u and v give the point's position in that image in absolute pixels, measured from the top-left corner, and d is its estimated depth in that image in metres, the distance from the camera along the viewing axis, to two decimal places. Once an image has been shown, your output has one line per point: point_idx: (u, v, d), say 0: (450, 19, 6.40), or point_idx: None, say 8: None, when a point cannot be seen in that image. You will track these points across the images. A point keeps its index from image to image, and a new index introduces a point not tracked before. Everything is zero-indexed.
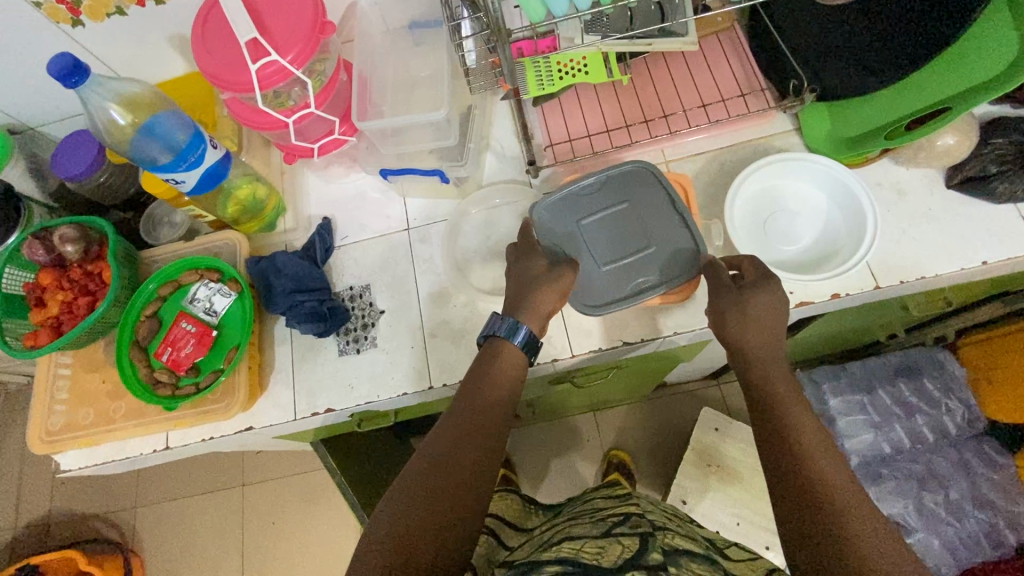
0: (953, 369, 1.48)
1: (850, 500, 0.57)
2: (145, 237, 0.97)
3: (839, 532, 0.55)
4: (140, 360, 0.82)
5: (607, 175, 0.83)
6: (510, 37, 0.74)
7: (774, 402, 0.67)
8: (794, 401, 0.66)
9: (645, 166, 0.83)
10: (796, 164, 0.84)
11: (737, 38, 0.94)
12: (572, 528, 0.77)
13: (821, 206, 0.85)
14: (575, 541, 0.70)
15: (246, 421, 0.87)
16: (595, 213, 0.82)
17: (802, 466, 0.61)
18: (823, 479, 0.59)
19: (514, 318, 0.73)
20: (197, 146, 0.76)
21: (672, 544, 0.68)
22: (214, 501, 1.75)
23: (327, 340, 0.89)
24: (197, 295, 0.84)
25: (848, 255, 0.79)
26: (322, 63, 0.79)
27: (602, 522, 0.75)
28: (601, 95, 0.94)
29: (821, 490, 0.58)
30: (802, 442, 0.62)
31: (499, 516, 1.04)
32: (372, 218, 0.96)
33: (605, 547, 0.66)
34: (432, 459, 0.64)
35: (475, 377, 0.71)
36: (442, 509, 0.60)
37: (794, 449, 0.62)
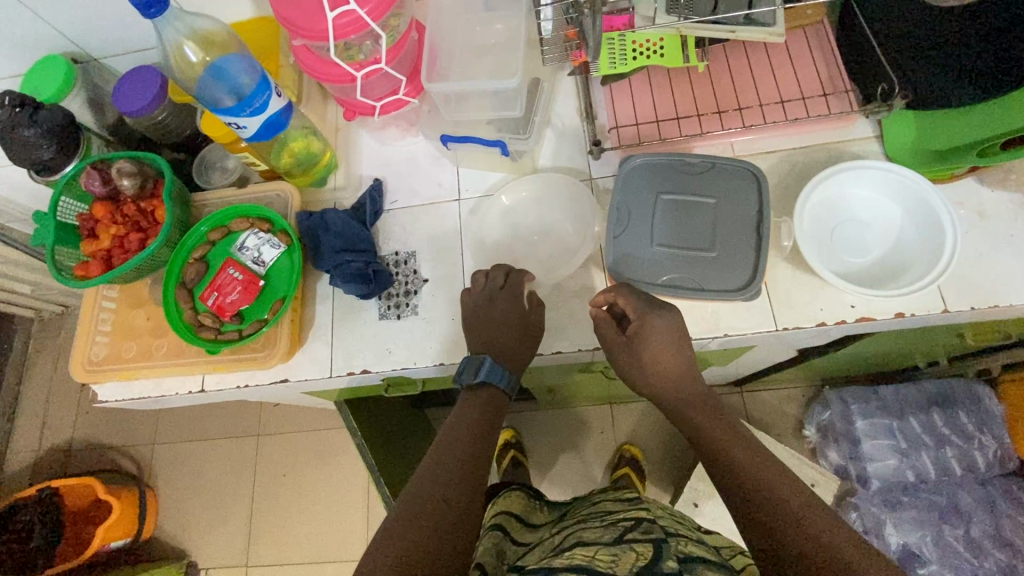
0: (991, 406, 1.44)
1: (806, 513, 0.57)
2: (197, 180, 0.98)
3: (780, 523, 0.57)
4: (185, 302, 0.83)
5: (714, 164, 0.77)
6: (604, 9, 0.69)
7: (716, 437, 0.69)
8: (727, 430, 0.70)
9: (748, 168, 0.76)
10: (887, 175, 0.80)
11: (825, 35, 0.89)
12: (583, 532, 0.73)
13: (897, 220, 0.81)
14: (588, 547, 0.65)
15: (283, 373, 0.87)
16: (675, 191, 0.77)
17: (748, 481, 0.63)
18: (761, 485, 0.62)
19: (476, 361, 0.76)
20: (262, 93, 0.76)
21: (687, 552, 0.63)
22: (229, 448, 1.79)
23: (369, 303, 0.89)
24: (246, 244, 0.84)
25: (916, 278, 0.76)
26: (397, 19, 0.75)
27: (614, 527, 0.71)
28: (673, 80, 0.90)
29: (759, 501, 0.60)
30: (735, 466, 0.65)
31: (506, 512, 0.93)
32: (422, 185, 0.95)
33: (619, 555, 0.61)
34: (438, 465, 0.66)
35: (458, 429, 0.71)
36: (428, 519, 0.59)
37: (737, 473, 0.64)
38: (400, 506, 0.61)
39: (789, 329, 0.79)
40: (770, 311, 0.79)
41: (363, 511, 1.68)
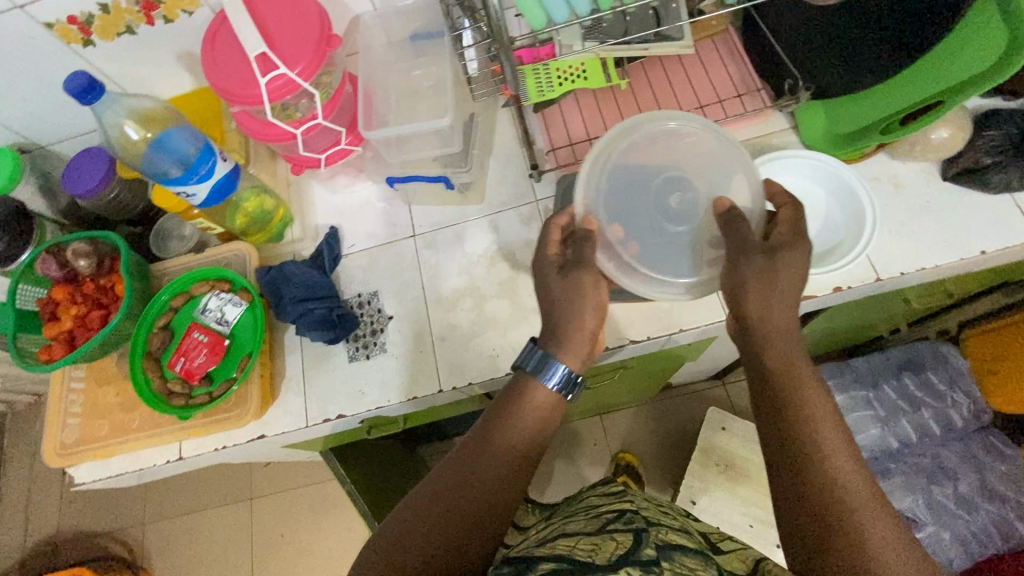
0: (957, 363, 1.49)
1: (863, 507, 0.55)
2: (155, 251, 0.99)
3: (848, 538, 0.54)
4: (153, 372, 0.83)
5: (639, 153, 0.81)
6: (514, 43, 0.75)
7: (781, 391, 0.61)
8: (812, 393, 0.60)
9: None
10: (807, 164, 0.86)
11: (733, 40, 0.95)
12: (567, 525, 0.73)
13: (822, 202, 0.86)
14: (570, 538, 0.66)
15: (259, 429, 0.88)
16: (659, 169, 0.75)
17: (818, 470, 0.57)
18: (828, 487, 0.56)
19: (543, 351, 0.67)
20: (208, 159, 0.78)
21: (666, 540, 0.64)
22: (224, 515, 1.75)
23: (337, 347, 0.90)
24: (209, 306, 0.86)
25: (845, 253, 0.81)
26: (329, 75, 0.79)
27: (597, 517, 0.71)
28: (600, 100, 0.96)
29: (824, 505, 0.55)
30: (803, 451, 0.58)
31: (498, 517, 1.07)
32: (377, 226, 0.98)
33: (599, 544, 0.62)
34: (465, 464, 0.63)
35: (445, 478, 0.62)
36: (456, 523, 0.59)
37: (803, 457, 0.58)
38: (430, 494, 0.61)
39: (737, 316, 0.84)
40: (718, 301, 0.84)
41: None
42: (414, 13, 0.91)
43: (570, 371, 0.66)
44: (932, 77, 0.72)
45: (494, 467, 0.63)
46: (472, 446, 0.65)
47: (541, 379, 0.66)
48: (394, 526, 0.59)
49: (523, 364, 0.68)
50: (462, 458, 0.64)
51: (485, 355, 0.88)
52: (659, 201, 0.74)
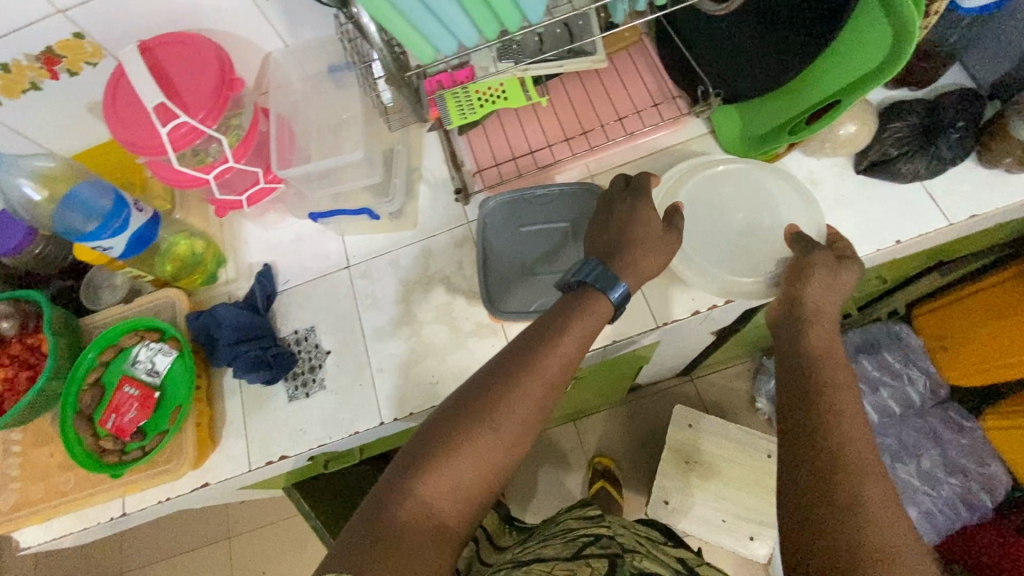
0: (910, 341, 1.52)
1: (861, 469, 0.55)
2: (86, 303, 0.97)
3: (850, 501, 0.53)
4: (84, 431, 0.82)
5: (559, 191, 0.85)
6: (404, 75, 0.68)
7: (805, 365, 0.66)
8: (838, 372, 0.64)
9: (587, 191, 0.84)
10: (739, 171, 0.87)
11: (648, 50, 0.97)
12: (543, 547, 0.73)
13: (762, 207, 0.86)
14: (545, 563, 0.67)
15: (201, 477, 0.86)
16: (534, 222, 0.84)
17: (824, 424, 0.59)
18: (839, 445, 0.57)
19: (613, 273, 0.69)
20: (120, 211, 0.77)
21: (641, 567, 0.66)
22: (202, 558, 1.71)
23: (276, 387, 0.90)
24: (138, 357, 0.84)
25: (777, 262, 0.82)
26: (238, 117, 0.79)
27: (574, 542, 0.72)
28: (523, 118, 0.97)
29: (830, 460, 0.56)
30: (826, 411, 0.60)
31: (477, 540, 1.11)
32: (311, 260, 0.97)
33: (575, 569, 0.64)
34: (497, 384, 0.62)
35: (473, 408, 0.60)
36: (486, 442, 0.59)
37: (820, 416, 0.60)
38: (460, 411, 0.60)
39: (669, 323, 0.84)
40: (648, 309, 0.84)
41: None
42: (328, 45, 0.91)
43: (627, 289, 0.69)
44: (830, 78, 0.74)
45: (526, 413, 0.61)
46: (504, 377, 0.62)
47: (605, 293, 0.68)
48: (417, 446, 0.59)
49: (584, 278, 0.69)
50: (492, 387, 0.62)
51: (425, 382, 0.87)
52: (524, 249, 0.83)
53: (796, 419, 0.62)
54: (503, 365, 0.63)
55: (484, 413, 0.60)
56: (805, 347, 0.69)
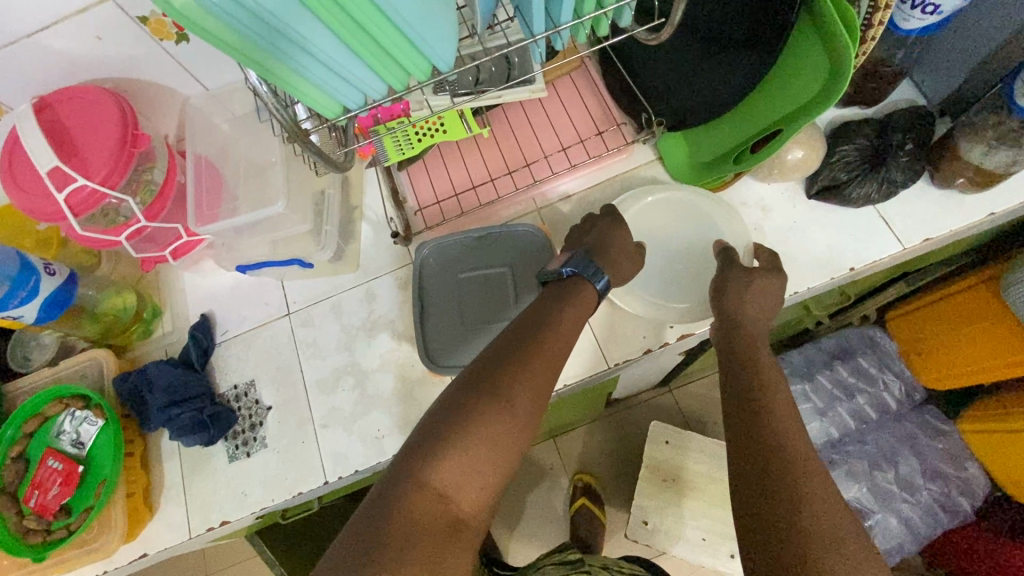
0: (885, 345, 1.50)
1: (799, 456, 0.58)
2: (14, 366, 0.92)
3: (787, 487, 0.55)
4: (8, 508, 0.76)
5: (496, 234, 0.83)
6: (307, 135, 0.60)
7: (740, 358, 0.69)
8: (767, 369, 0.67)
9: (526, 231, 0.83)
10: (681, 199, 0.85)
11: (591, 75, 0.93)
12: None
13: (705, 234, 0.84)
14: None
15: (139, 548, 0.82)
16: (472, 267, 0.83)
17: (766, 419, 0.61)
18: (780, 440, 0.59)
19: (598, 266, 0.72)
20: (28, 278, 0.73)
21: None
22: None
23: (216, 447, 0.85)
24: (63, 428, 0.79)
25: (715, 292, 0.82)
26: (150, 171, 0.74)
27: None
28: (465, 151, 0.93)
29: (769, 450, 0.58)
30: (768, 406, 0.63)
31: None
32: (250, 308, 0.92)
33: None
34: (506, 365, 0.59)
35: (483, 387, 0.57)
36: (505, 422, 0.56)
37: (761, 412, 0.62)
38: (471, 391, 0.57)
39: (621, 364, 0.82)
40: (600, 351, 0.82)
41: None
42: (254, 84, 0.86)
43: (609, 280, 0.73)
44: (774, 102, 0.70)
45: (536, 388, 0.59)
46: (509, 357, 0.60)
47: (594, 282, 0.71)
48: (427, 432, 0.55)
49: (576, 267, 0.71)
50: (499, 366, 0.59)
51: (370, 436, 0.83)
52: (465, 298, 0.82)
53: (739, 408, 0.64)
54: (508, 348, 0.61)
55: (497, 392, 0.57)
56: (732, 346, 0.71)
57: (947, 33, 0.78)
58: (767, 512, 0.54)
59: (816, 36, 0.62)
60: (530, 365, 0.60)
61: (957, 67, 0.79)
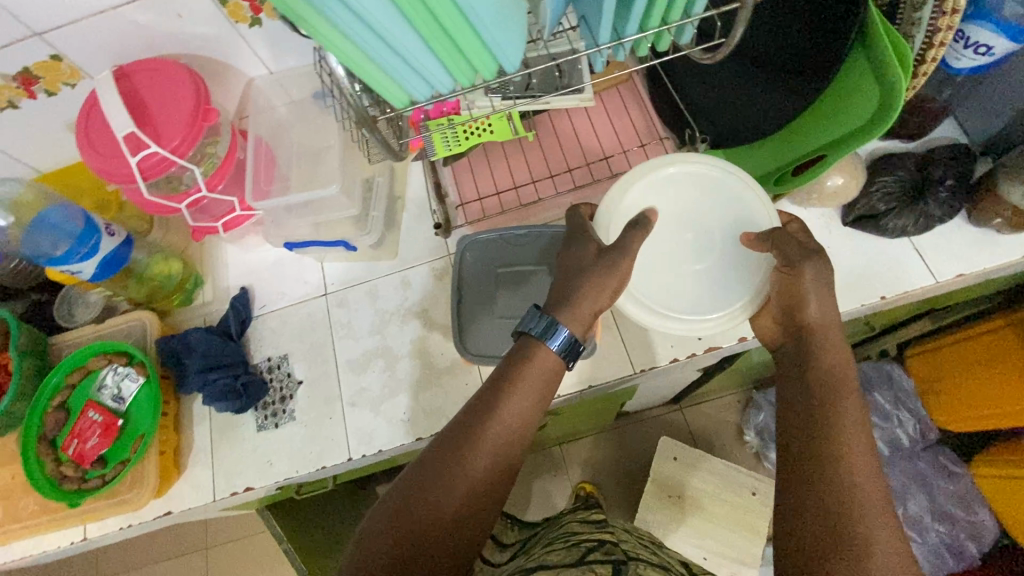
0: (902, 382, 1.48)
1: (869, 504, 0.50)
2: (59, 321, 0.96)
3: (850, 551, 0.48)
4: (46, 454, 0.81)
5: (535, 233, 0.86)
6: (376, 122, 0.65)
7: (813, 383, 0.59)
8: (836, 388, 0.58)
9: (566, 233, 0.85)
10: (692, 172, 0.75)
11: (637, 89, 0.95)
12: (549, 553, 0.79)
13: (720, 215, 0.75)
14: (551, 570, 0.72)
15: (164, 506, 0.85)
16: (510, 263, 0.85)
17: (835, 456, 0.53)
18: (850, 486, 0.51)
19: (549, 317, 0.64)
20: (91, 236, 0.77)
21: None
22: (176, 570, 1.63)
23: (245, 416, 0.88)
24: (105, 382, 0.83)
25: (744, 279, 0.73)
26: (214, 145, 0.78)
27: (578, 548, 0.78)
28: (509, 153, 0.96)
29: (836, 500, 0.51)
30: (837, 439, 0.54)
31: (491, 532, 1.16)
32: (289, 286, 0.96)
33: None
34: (473, 424, 0.60)
35: (448, 449, 0.60)
36: (470, 481, 0.58)
37: (826, 444, 0.54)
38: (441, 453, 0.60)
39: (646, 369, 0.86)
40: (626, 354, 0.86)
41: None
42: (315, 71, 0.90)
43: (570, 334, 0.64)
44: (820, 128, 0.72)
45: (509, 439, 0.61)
46: (498, 390, 0.62)
47: (545, 343, 0.63)
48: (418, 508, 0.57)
49: (523, 330, 0.65)
50: (467, 424, 0.61)
51: (395, 419, 0.86)
52: (499, 292, 0.84)
53: (804, 435, 0.56)
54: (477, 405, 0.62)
55: (462, 455, 0.59)
56: (804, 364, 0.61)
57: (993, 77, 0.80)
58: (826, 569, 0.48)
59: (867, 69, 0.63)
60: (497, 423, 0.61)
61: (1000, 110, 0.80)
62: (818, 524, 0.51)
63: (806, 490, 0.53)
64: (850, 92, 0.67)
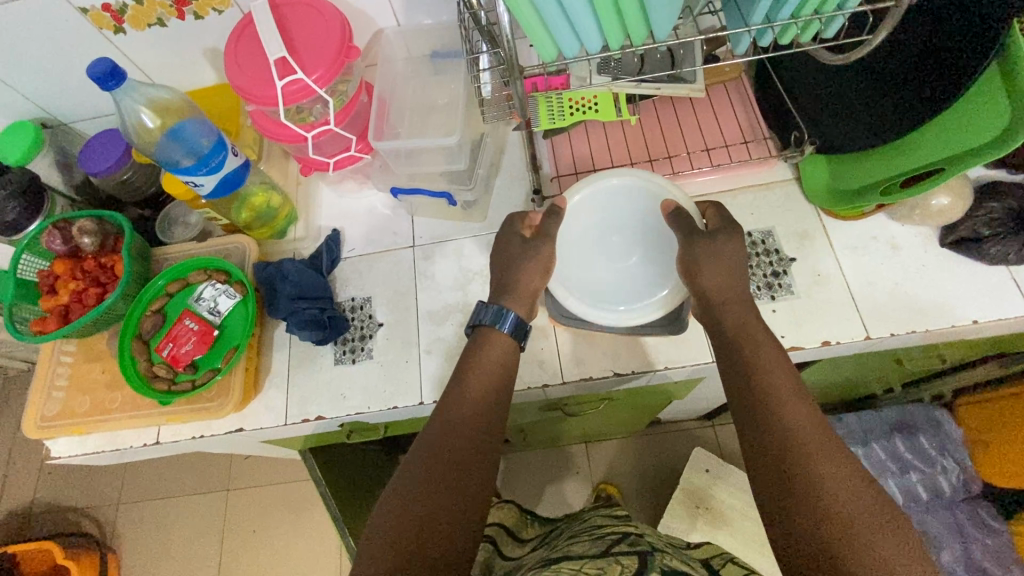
0: (951, 431, 1.35)
1: (809, 443, 0.57)
2: (159, 235, 1.00)
3: (804, 481, 0.54)
4: (140, 354, 0.85)
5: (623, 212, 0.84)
6: (522, 74, 0.68)
7: (741, 346, 0.66)
8: (766, 350, 0.65)
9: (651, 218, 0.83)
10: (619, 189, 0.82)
11: (744, 88, 0.99)
12: (572, 546, 0.79)
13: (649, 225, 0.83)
14: (576, 561, 0.71)
15: (238, 422, 0.88)
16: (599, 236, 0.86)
17: (772, 414, 0.59)
18: (789, 436, 0.57)
19: (497, 305, 0.74)
20: (219, 152, 0.81)
21: (670, 565, 0.69)
22: (195, 506, 1.66)
23: (325, 348, 0.91)
24: (203, 295, 0.88)
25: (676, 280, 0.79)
26: (345, 84, 0.83)
27: (601, 541, 0.78)
28: (609, 134, 0.98)
29: (781, 455, 0.57)
30: (770, 398, 0.61)
31: (499, 525, 1.04)
32: (378, 234, 0.99)
33: (606, 566, 0.67)
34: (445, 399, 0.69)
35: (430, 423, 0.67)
36: (449, 437, 0.65)
37: (762, 405, 0.60)
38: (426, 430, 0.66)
39: None
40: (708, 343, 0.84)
41: (335, 567, 1.55)
42: (437, 31, 0.94)
43: (517, 317, 0.74)
44: (937, 145, 0.72)
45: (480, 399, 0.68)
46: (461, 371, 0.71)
47: (496, 328, 0.73)
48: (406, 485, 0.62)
49: (476, 320, 0.74)
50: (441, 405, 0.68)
51: None
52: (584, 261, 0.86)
53: (744, 402, 0.62)
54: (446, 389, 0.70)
55: (439, 422, 0.66)
56: (724, 332, 0.68)
57: None
58: (789, 514, 0.53)
59: (1000, 87, 0.63)
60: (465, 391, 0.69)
61: None
62: (772, 477, 0.56)
63: (758, 453, 0.58)
64: (975, 108, 0.66)
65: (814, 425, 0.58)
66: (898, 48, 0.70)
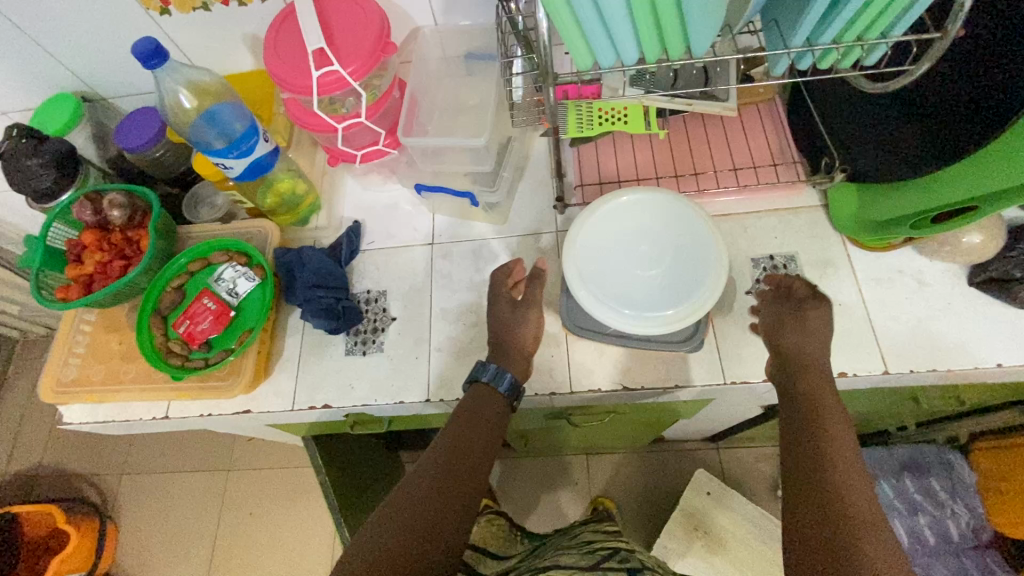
0: (965, 476, 1.29)
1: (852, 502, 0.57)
2: (186, 214, 1.02)
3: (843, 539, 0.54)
4: (157, 329, 0.87)
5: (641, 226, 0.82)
6: (556, 80, 0.68)
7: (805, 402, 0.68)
8: (831, 410, 0.66)
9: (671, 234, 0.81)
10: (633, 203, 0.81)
11: (776, 111, 0.99)
12: (561, 556, 0.78)
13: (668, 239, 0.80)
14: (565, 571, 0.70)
15: (246, 403, 0.89)
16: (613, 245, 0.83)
17: (820, 469, 0.61)
18: (832, 491, 0.58)
19: (495, 365, 0.78)
20: (250, 137, 0.82)
21: None
22: (197, 482, 1.68)
23: (337, 338, 0.92)
24: (223, 276, 0.89)
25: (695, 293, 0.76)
26: (379, 78, 0.84)
27: (592, 554, 0.77)
28: (636, 147, 0.98)
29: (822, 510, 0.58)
30: (821, 454, 0.62)
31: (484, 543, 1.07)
32: (399, 229, 0.99)
33: None
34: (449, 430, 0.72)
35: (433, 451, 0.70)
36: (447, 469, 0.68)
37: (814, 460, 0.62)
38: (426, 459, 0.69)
39: (737, 383, 0.83)
40: (720, 365, 0.84)
41: (327, 557, 1.55)
42: (472, 33, 0.94)
43: (514, 378, 0.78)
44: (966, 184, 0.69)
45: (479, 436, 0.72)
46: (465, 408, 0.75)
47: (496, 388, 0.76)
48: (404, 510, 0.63)
49: (473, 378, 0.78)
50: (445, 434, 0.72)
51: None
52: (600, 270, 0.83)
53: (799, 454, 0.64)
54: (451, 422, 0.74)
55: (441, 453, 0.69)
56: (793, 389, 0.70)
57: None
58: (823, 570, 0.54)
59: None
60: (470, 429, 0.73)
61: None
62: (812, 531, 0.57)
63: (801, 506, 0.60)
64: None
65: (860, 487, 0.59)
66: (937, 82, 0.69)
